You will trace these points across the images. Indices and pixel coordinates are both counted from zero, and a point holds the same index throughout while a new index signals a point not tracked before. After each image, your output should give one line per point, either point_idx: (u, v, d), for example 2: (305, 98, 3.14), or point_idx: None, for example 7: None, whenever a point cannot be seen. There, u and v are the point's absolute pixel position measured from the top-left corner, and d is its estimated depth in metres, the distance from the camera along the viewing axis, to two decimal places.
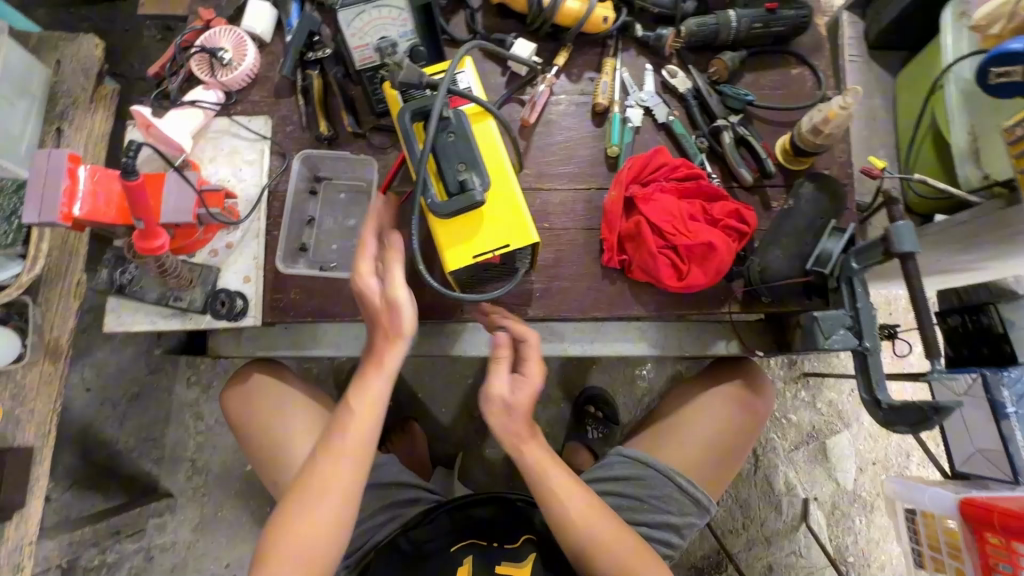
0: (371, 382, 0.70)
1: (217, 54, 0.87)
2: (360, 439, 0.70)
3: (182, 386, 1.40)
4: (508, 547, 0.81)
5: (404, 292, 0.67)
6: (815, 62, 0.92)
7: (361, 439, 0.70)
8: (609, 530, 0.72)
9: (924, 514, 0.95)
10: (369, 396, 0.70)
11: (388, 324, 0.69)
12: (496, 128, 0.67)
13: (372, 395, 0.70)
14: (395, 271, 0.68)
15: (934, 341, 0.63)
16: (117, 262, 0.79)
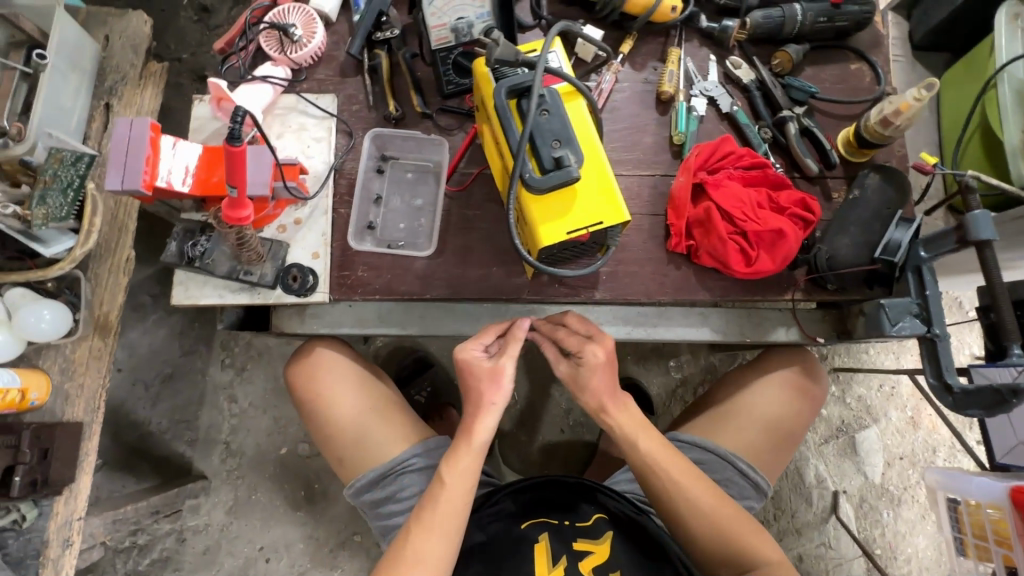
0: (464, 461, 0.74)
1: (288, 31, 0.87)
2: (456, 509, 0.73)
3: (216, 368, 1.40)
4: (581, 526, 0.83)
5: (509, 364, 0.74)
6: (873, 58, 0.94)
7: (454, 522, 0.72)
8: (707, 496, 0.78)
9: (969, 503, 0.97)
10: (464, 475, 0.73)
11: (489, 390, 0.75)
12: (586, 108, 0.68)
13: (462, 478, 0.74)
14: (512, 351, 0.76)
15: (1012, 327, 0.68)
16: (186, 236, 0.81)
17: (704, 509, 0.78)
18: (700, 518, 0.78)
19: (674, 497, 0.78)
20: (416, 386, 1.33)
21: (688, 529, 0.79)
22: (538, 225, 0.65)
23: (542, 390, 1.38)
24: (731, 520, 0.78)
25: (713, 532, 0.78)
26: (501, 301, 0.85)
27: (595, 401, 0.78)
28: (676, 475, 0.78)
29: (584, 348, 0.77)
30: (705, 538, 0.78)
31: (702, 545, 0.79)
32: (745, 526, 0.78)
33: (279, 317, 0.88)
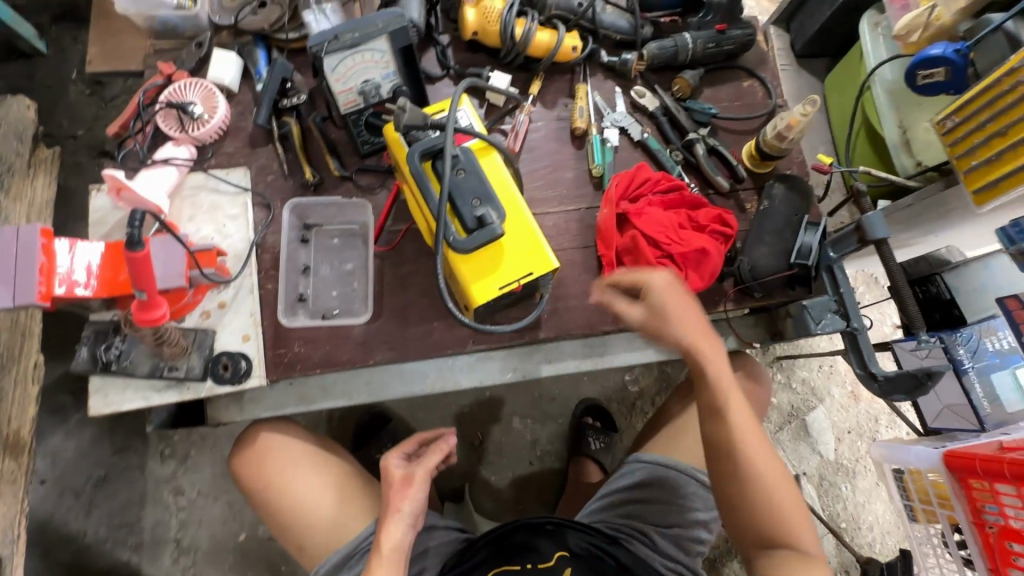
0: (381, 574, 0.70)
1: (186, 109, 0.84)
2: None
3: (156, 462, 1.29)
4: (542, 567, 0.82)
5: (421, 471, 0.79)
6: (762, 74, 1.01)
7: None
8: (770, 467, 0.68)
9: (911, 471, 1.04)
10: None
11: (400, 494, 0.76)
12: (501, 161, 0.69)
13: None
14: (429, 459, 0.81)
15: (915, 309, 0.72)
16: (98, 338, 0.75)
17: (759, 483, 0.68)
18: (753, 490, 0.68)
19: (731, 459, 0.69)
20: (377, 443, 1.29)
21: (762, 503, 0.68)
22: (470, 284, 0.65)
23: (507, 425, 1.37)
24: (787, 504, 0.68)
25: (762, 505, 0.68)
26: (447, 355, 0.84)
27: (685, 342, 0.69)
28: (746, 434, 0.69)
29: (664, 284, 0.70)
30: (748, 509, 0.69)
31: (739, 514, 0.69)
32: (796, 514, 0.68)
33: (215, 408, 0.82)
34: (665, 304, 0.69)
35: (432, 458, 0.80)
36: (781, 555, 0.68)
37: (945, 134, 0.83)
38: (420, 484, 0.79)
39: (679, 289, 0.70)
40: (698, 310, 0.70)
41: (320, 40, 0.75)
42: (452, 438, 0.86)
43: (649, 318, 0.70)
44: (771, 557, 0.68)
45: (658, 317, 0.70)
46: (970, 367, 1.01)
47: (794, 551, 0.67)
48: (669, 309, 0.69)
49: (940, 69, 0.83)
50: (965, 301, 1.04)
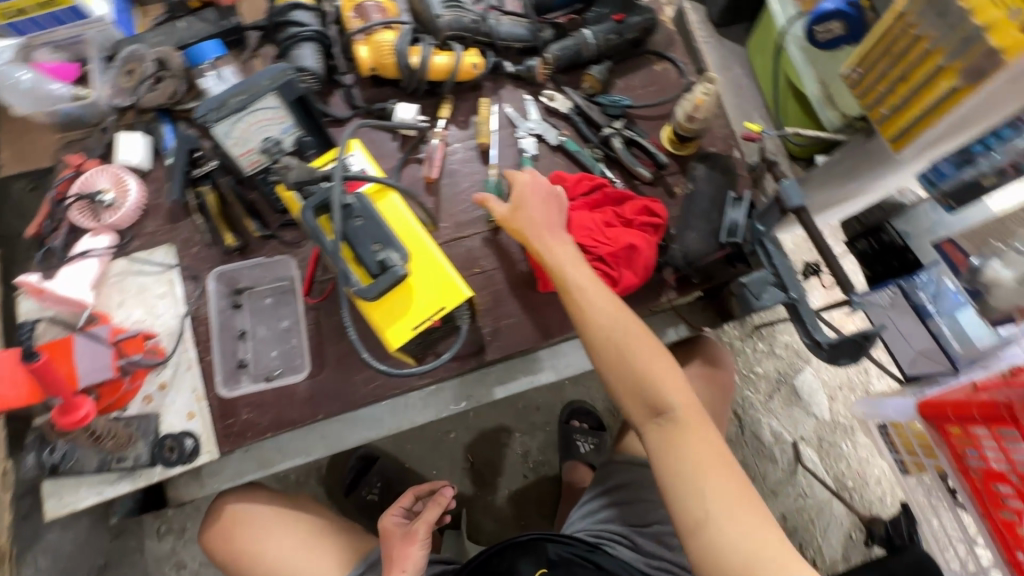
0: None
1: (96, 198, 0.84)
2: None
3: (154, 540, 1.30)
4: None
5: (421, 528, 0.80)
6: (672, 54, 1.00)
7: None
8: (633, 335, 0.73)
9: (892, 424, 1.03)
10: None
11: (406, 551, 0.79)
12: (400, 200, 0.69)
13: None
14: (429, 513, 0.83)
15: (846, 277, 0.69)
16: (42, 442, 0.75)
17: (622, 353, 0.72)
18: (618, 356, 0.72)
19: (596, 334, 0.73)
20: (367, 485, 1.29)
21: (619, 360, 0.72)
22: (385, 329, 0.65)
23: (495, 442, 1.37)
24: (658, 368, 0.71)
25: (630, 371, 0.71)
26: (396, 396, 0.83)
27: (537, 237, 0.77)
28: (603, 306, 0.73)
29: (531, 180, 0.81)
30: (623, 377, 0.71)
31: (619, 388, 0.72)
32: (667, 377, 0.71)
33: (176, 488, 0.82)
34: (526, 199, 0.79)
35: (431, 511, 0.82)
36: (661, 421, 0.70)
37: (853, 86, 0.82)
38: (422, 542, 0.80)
39: (543, 188, 0.81)
40: (551, 212, 0.80)
41: (206, 109, 0.74)
42: (452, 487, 0.89)
43: (510, 212, 0.79)
44: (654, 425, 0.70)
45: (530, 207, 0.79)
46: (935, 311, 0.98)
47: (673, 415, 0.69)
48: (530, 205, 0.79)
49: (835, 23, 0.83)
50: (918, 245, 1.01)
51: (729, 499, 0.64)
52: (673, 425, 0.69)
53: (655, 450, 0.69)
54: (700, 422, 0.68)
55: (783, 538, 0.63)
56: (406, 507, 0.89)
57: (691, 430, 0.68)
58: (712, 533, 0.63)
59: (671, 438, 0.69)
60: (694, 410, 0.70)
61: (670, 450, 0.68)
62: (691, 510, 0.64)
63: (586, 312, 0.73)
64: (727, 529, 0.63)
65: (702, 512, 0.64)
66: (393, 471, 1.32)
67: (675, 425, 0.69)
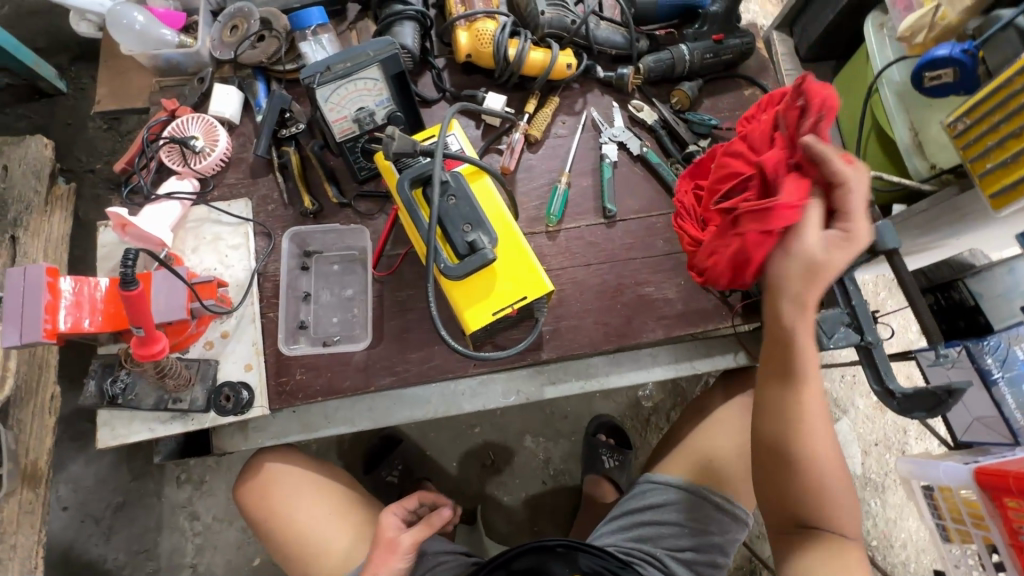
0: None
1: (188, 143, 0.86)
2: None
3: (172, 488, 1.31)
4: None
5: (404, 541, 0.78)
6: (763, 82, 0.99)
7: None
8: (826, 439, 0.64)
9: (941, 488, 0.98)
10: None
11: (386, 558, 0.77)
12: (493, 184, 0.69)
13: None
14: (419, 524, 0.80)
15: (933, 327, 0.72)
16: (105, 371, 0.77)
17: (814, 462, 0.64)
18: (808, 467, 0.64)
19: (790, 431, 0.64)
20: (388, 466, 1.28)
21: (809, 456, 0.64)
22: (463, 310, 0.65)
23: (517, 444, 1.36)
24: (843, 490, 0.65)
25: (810, 479, 0.64)
26: (448, 379, 0.83)
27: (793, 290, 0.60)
28: (819, 409, 0.64)
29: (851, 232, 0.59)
30: (803, 487, 0.64)
31: (788, 490, 0.65)
32: (845, 494, 0.65)
33: (220, 437, 0.83)
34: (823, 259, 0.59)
35: (418, 528, 0.78)
36: (826, 539, 0.65)
37: (957, 136, 0.79)
38: (405, 551, 0.78)
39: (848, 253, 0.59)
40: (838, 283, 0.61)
41: (314, 71, 0.77)
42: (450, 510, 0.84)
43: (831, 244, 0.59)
44: (804, 531, 0.66)
45: (800, 264, 0.59)
46: (1001, 378, 0.93)
47: (835, 541, 0.65)
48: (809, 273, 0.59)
49: (948, 70, 0.81)
50: (991, 307, 0.98)
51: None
52: (840, 541, 0.65)
53: (807, 563, 0.66)
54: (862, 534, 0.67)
55: None
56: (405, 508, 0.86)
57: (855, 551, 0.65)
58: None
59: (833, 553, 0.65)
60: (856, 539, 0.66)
61: (813, 572, 0.65)
62: None
63: (800, 409, 0.63)
64: None
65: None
66: (412, 457, 1.32)
67: (829, 547, 0.65)
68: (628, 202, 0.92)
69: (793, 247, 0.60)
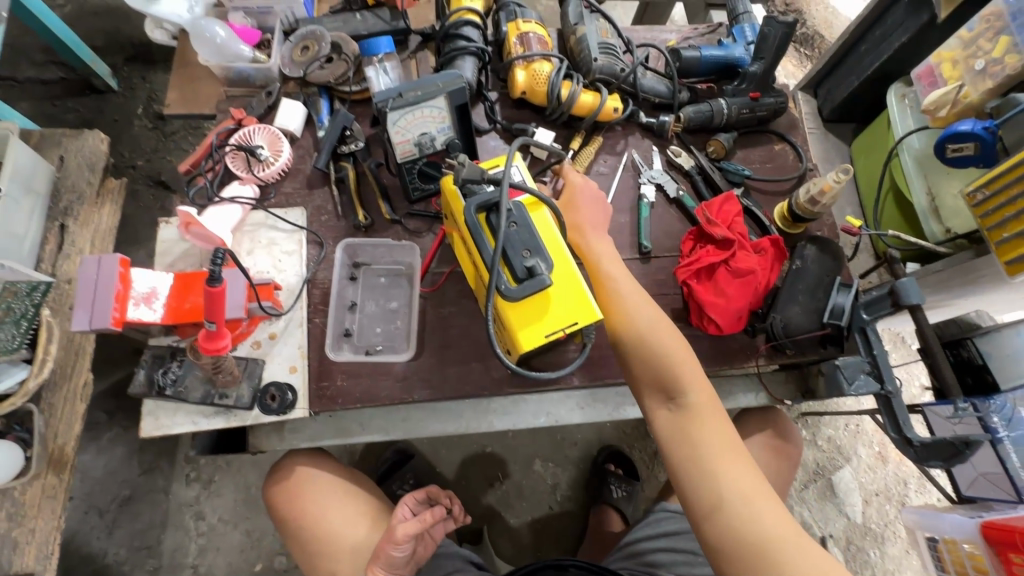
0: None
1: (254, 152, 0.91)
2: None
3: (180, 485, 1.31)
4: None
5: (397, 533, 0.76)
6: (793, 138, 1.05)
7: None
8: (644, 315, 0.75)
9: (945, 540, 1.01)
10: None
11: (383, 549, 0.76)
12: (549, 215, 0.74)
13: None
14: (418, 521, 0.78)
15: (942, 371, 0.80)
16: (156, 362, 0.79)
17: (639, 333, 0.74)
18: (633, 342, 0.74)
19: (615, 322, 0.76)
20: (398, 479, 1.29)
21: (631, 337, 0.75)
22: (518, 331, 0.68)
23: (526, 467, 1.37)
24: (681, 358, 0.74)
25: (640, 356, 0.74)
26: (483, 396, 0.87)
27: (574, 233, 0.82)
28: (632, 297, 0.77)
29: (582, 179, 0.86)
30: (642, 365, 0.74)
31: (633, 375, 0.75)
32: (679, 364, 0.73)
33: (257, 436, 0.85)
34: (570, 197, 0.84)
35: (412, 521, 0.77)
36: (679, 413, 0.72)
37: (976, 205, 0.86)
38: (401, 544, 0.76)
39: (593, 191, 0.85)
40: (600, 212, 0.84)
41: (386, 97, 0.80)
42: (442, 506, 0.82)
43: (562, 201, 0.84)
44: (668, 413, 0.72)
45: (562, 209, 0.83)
46: (1005, 436, 0.96)
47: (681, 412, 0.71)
48: (577, 203, 0.84)
49: (969, 144, 0.88)
50: (997, 367, 1.02)
51: (747, 498, 0.65)
52: (688, 410, 0.71)
53: (672, 441, 0.71)
54: (712, 401, 0.72)
55: (799, 530, 0.65)
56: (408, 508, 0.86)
57: (705, 419, 0.71)
58: (729, 525, 0.65)
59: (684, 423, 0.71)
60: (712, 406, 0.72)
61: (689, 444, 0.70)
62: (716, 505, 0.65)
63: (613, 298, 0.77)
64: (751, 521, 0.64)
65: (721, 510, 0.65)
66: (422, 472, 1.33)
67: (688, 418, 0.71)
68: (662, 240, 0.97)
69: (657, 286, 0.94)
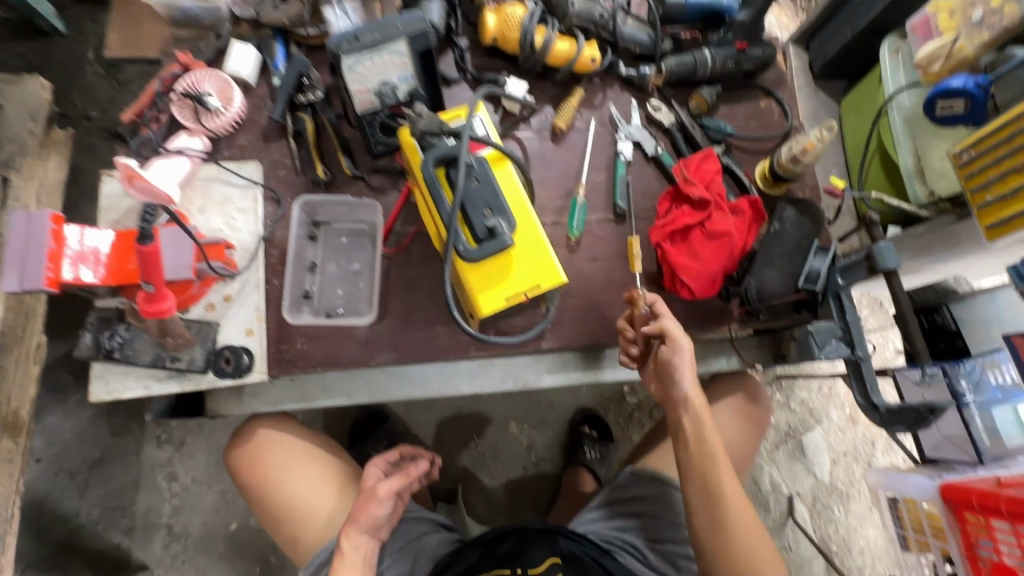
0: None
1: (202, 100, 0.84)
2: None
3: (152, 446, 1.30)
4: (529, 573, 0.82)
5: (379, 492, 0.77)
6: (780, 94, 1.00)
7: None
8: (738, 499, 0.79)
9: (906, 499, 1.03)
10: None
11: (365, 508, 0.77)
12: (515, 171, 0.69)
13: None
14: (395, 480, 0.80)
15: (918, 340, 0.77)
16: (102, 324, 0.76)
17: (734, 519, 0.78)
18: (728, 526, 0.78)
19: (707, 493, 0.79)
20: (373, 441, 1.29)
21: (726, 516, 0.78)
22: (478, 293, 0.66)
23: (502, 429, 1.38)
24: (763, 553, 0.78)
25: (729, 541, 0.78)
26: (449, 360, 0.84)
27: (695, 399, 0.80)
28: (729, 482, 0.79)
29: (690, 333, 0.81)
30: (730, 550, 0.78)
31: (716, 552, 0.78)
32: (765, 558, 0.77)
33: (216, 400, 0.83)
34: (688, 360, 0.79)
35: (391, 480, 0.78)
36: None
37: (960, 165, 0.84)
38: (382, 501, 0.78)
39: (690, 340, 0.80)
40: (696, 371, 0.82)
41: (340, 39, 0.76)
42: (424, 460, 0.82)
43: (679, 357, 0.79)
44: None
45: (684, 369, 0.79)
46: (972, 400, 0.96)
47: None
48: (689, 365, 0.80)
49: (959, 101, 0.84)
50: (969, 332, 1.02)
51: None
52: None
53: None
54: None
55: None
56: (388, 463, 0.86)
57: None
58: None
59: None
60: None
61: None
62: None
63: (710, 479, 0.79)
64: None
65: None
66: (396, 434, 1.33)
67: None
68: (639, 200, 0.93)
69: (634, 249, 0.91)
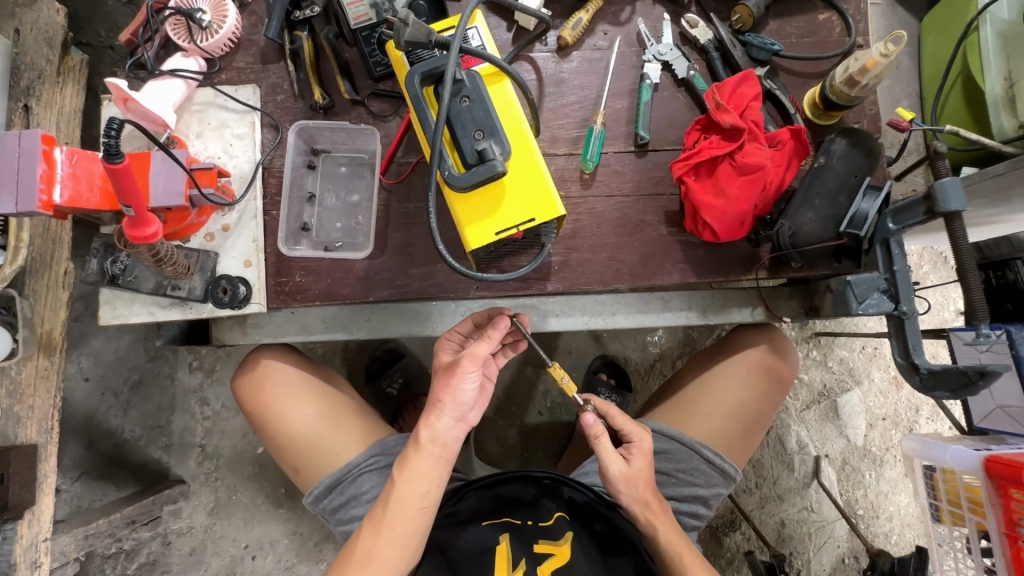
0: (416, 464, 0.68)
1: (194, 16, 0.79)
2: (427, 489, 0.69)
3: (184, 371, 1.38)
4: (542, 527, 0.84)
5: (467, 358, 0.66)
6: (843, 5, 0.85)
7: (414, 530, 0.70)
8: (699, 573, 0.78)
9: (943, 470, 0.95)
10: (415, 479, 0.68)
11: (450, 383, 0.66)
12: (512, 90, 0.63)
13: (412, 482, 0.68)
14: (481, 346, 0.67)
15: (979, 304, 0.65)
16: (107, 251, 0.75)
17: None
18: None
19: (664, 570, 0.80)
20: (388, 377, 1.30)
21: None
22: (466, 226, 0.62)
23: (519, 373, 1.36)
24: None
25: None
26: (449, 299, 0.81)
27: (638, 502, 0.78)
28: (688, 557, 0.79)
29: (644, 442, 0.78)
30: None
31: None
32: None
33: (220, 329, 0.85)
34: (636, 474, 0.77)
35: (477, 346, 0.66)
36: None
37: None
38: (468, 375, 0.66)
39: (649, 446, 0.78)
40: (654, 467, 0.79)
41: None
42: (507, 321, 0.69)
43: (622, 469, 0.76)
44: None
45: (624, 482, 0.77)
46: None
47: None
48: (639, 477, 0.77)
49: None
50: None
51: None
52: None
53: None
54: None
55: None
56: (466, 333, 0.78)
57: None
58: None
59: None
60: None
61: None
62: None
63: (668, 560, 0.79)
64: None
65: None
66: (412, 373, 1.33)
67: None
68: (664, 131, 0.83)
69: (654, 187, 0.82)
